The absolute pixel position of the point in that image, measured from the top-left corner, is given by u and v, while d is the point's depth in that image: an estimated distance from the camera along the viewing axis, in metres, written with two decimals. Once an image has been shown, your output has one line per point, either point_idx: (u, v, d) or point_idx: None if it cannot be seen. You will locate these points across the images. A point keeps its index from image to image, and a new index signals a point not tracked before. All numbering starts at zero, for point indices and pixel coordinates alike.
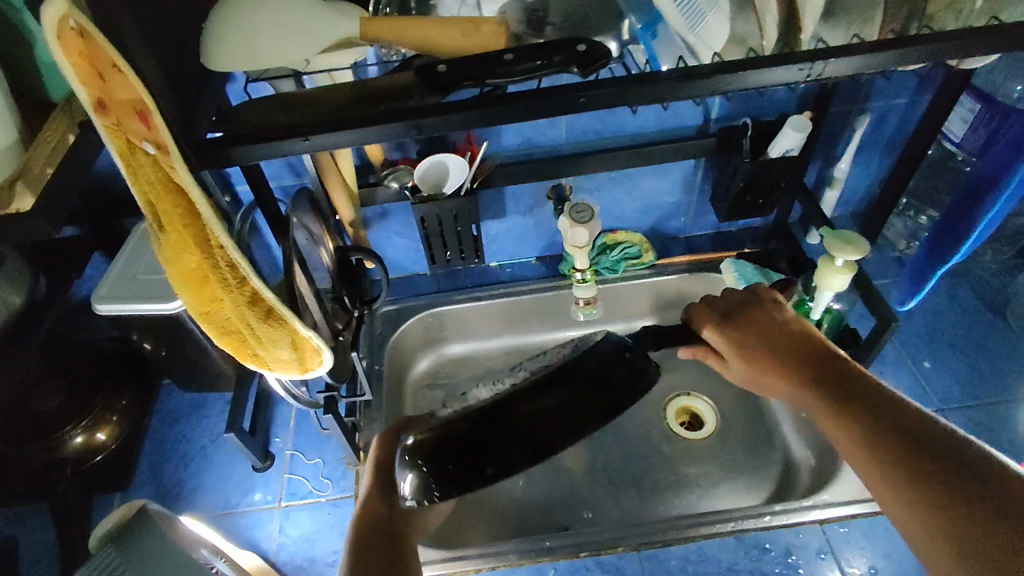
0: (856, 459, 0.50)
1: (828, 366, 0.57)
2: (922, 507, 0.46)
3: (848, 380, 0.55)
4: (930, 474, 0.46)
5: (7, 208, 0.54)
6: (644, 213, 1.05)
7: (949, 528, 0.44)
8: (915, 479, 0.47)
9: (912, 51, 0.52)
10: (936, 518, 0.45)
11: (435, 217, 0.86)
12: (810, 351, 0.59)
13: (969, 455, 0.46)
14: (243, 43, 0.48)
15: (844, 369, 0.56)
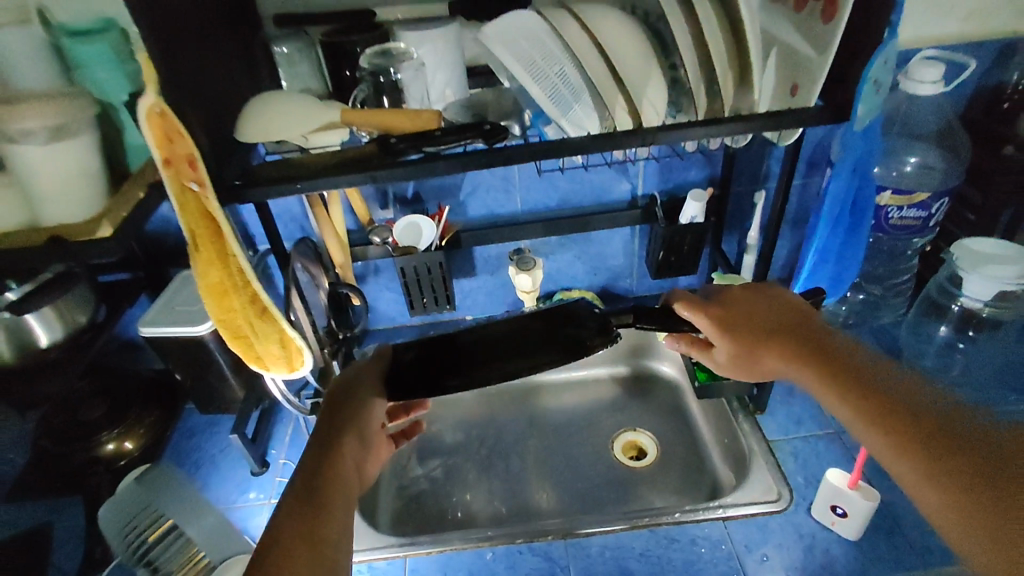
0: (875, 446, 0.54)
1: (831, 358, 0.61)
2: (942, 479, 0.49)
3: (852, 373, 0.59)
4: (945, 455, 0.49)
5: (93, 234, 0.77)
6: (594, 275, 1.25)
7: (961, 503, 0.47)
8: (932, 459, 0.50)
9: (722, 129, 0.73)
10: (956, 493, 0.47)
11: (412, 268, 1.07)
12: (815, 343, 0.63)
13: (984, 431, 0.50)
14: (262, 124, 0.73)
15: (844, 357, 0.60)
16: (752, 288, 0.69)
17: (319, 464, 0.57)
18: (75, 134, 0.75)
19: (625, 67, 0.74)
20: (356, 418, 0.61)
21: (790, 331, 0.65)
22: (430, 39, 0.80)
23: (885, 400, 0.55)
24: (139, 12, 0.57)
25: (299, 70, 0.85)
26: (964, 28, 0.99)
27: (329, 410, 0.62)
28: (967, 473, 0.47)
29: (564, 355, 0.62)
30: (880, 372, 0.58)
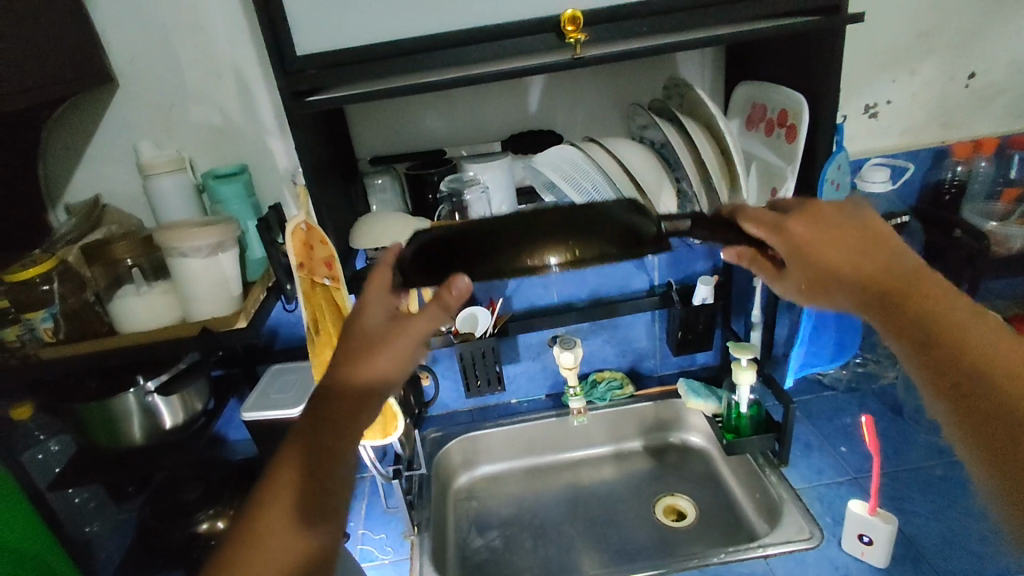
0: (931, 394, 0.57)
1: (909, 301, 0.59)
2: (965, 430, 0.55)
3: (933, 318, 0.58)
4: (996, 417, 0.53)
5: (232, 325, 0.97)
6: (622, 356, 1.42)
7: (1003, 467, 0.52)
8: (975, 423, 0.54)
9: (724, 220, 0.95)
10: (994, 454, 0.53)
11: (469, 354, 1.26)
12: (892, 286, 0.61)
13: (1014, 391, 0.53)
14: (373, 232, 0.94)
15: (920, 301, 0.59)
16: (848, 215, 0.65)
17: (333, 408, 0.60)
18: (227, 249, 0.96)
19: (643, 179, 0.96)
20: (386, 362, 0.61)
21: (875, 265, 0.62)
22: (490, 169, 1.04)
23: (953, 348, 0.56)
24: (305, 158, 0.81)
25: (387, 195, 1.10)
26: (901, 142, 1.26)
27: (348, 346, 0.63)
28: (1007, 437, 0.52)
29: (617, 246, 0.64)
30: (957, 317, 0.57)
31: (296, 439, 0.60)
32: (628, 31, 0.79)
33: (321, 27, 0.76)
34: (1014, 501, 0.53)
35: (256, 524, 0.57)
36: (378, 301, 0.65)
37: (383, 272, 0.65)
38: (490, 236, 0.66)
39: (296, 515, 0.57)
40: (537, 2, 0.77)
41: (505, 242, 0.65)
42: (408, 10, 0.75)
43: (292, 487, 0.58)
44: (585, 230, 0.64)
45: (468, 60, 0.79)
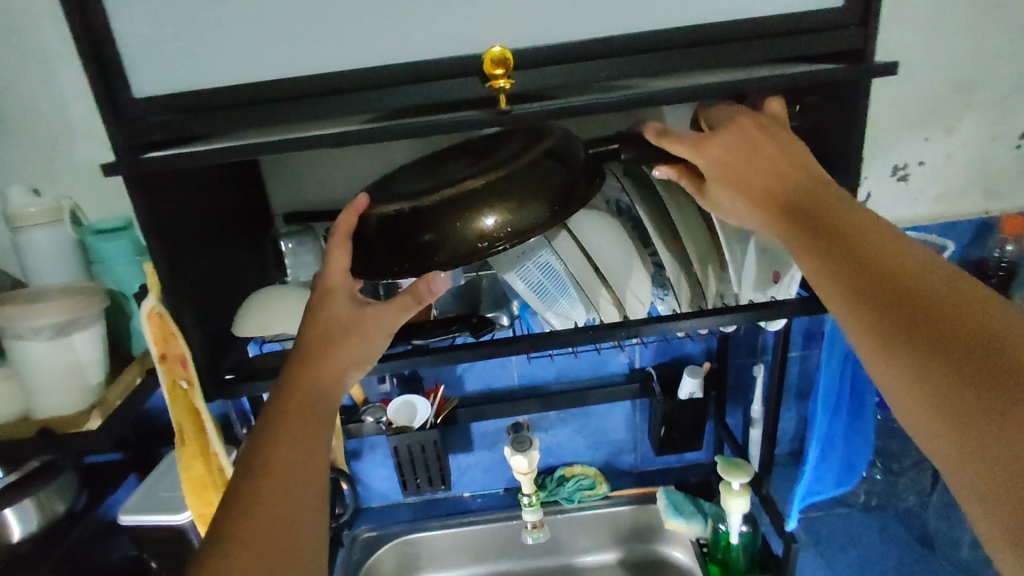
0: (847, 316, 0.52)
1: (832, 227, 0.56)
2: (890, 341, 0.48)
3: (858, 250, 0.53)
4: (910, 319, 0.47)
5: (83, 425, 0.76)
6: (596, 449, 1.21)
7: (912, 372, 0.45)
8: (891, 323, 0.48)
9: (713, 316, 0.73)
10: (895, 355, 0.47)
11: (407, 447, 1.06)
12: (813, 209, 0.58)
13: (943, 296, 0.47)
14: (261, 318, 0.76)
15: (831, 224, 0.56)
16: (761, 128, 0.65)
17: (309, 394, 0.60)
18: (82, 328, 0.77)
19: (608, 261, 0.77)
20: (348, 347, 0.64)
21: (800, 198, 0.60)
22: None
23: (870, 266, 0.52)
24: (148, 227, 0.62)
25: (306, 258, 0.89)
26: (935, 211, 1.04)
27: (314, 331, 0.64)
28: (920, 336, 0.46)
29: (549, 198, 0.68)
30: (875, 237, 0.54)
31: (268, 424, 0.58)
32: (578, 77, 0.59)
33: (169, 64, 0.57)
34: (922, 413, 0.45)
35: (247, 503, 0.52)
36: (342, 287, 0.67)
37: (341, 248, 0.68)
38: (432, 217, 0.67)
39: (284, 493, 0.53)
40: (459, 38, 0.58)
41: (445, 224, 0.66)
42: (287, 43, 0.57)
43: (276, 464, 0.55)
44: (525, 194, 0.68)
45: (363, 109, 0.59)
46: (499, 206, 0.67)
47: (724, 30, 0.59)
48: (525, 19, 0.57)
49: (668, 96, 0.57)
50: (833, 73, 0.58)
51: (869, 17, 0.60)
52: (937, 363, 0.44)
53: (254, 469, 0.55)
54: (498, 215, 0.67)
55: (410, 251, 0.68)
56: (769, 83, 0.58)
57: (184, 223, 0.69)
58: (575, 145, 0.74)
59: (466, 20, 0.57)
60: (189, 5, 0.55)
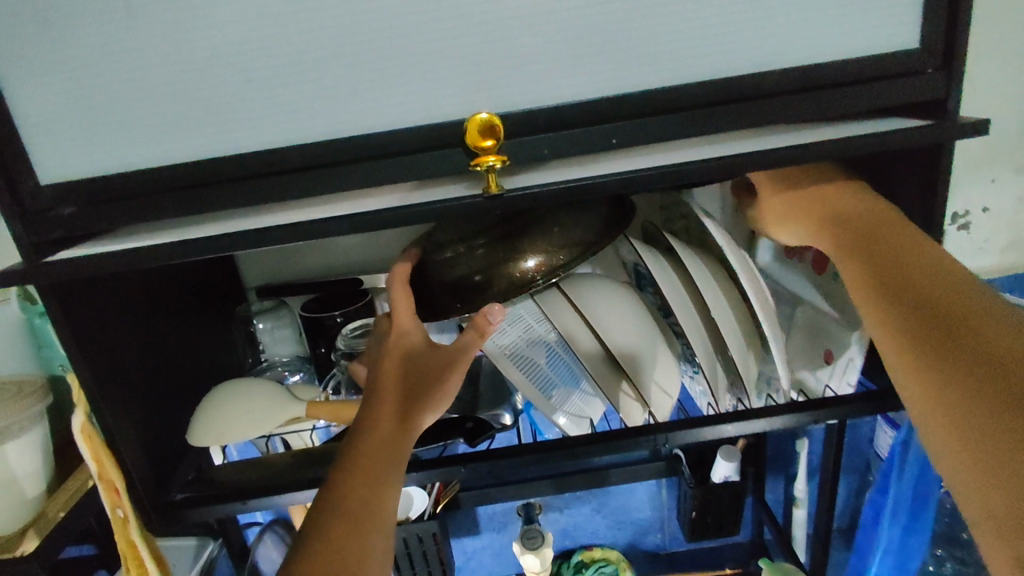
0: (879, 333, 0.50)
1: (878, 245, 0.52)
2: (934, 363, 0.45)
3: (905, 270, 0.50)
4: (946, 347, 0.45)
5: (13, 551, 0.65)
6: (618, 530, 1.07)
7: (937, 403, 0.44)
8: (935, 348, 0.45)
9: (755, 417, 0.61)
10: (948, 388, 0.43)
11: (402, 538, 0.91)
12: (864, 228, 0.54)
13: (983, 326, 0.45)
14: (217, 422, 0.64)
15: (879, 237, 0.52)
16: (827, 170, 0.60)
17: (387, 432, 0.55)
18: (15, 436, 0.65)
19: (632, 350, 0.63)
20: (426, 380, 0.58)
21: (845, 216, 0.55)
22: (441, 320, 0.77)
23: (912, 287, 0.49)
24: (72, 335, 0.52)
25: (282, 334, 0.79)
26: (1003, 262, 0.90)
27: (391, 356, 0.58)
28: (951, 364, 0.44)
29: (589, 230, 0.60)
30: (923, 257, 0.50)
31: (351, 457, 0.54)
32: (587, 144, 0.48)
33: (81, 147, 0.47)
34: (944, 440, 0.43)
35: (327, 542, 0.49)
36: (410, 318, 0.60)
37: (403, 297, 0.60)
38: (476, 262, 0.59)
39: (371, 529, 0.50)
40: (431, 102, 0.47)
41: (484, 261, 0.59)
42: (225, 114, 0.47)
43: (358, 496, 0.51)
44: (569, 231, 0.59)
45: (324, 190, 0.49)
46: (542, 247, 0.59)
47: (763, 83, 0.48)
48: (511, 77, 0.46)
49: (698, 168, 0.46)
50: (909, 132, 0.47)
51: (953, 59, 0.48)
52: (965, 396, 0.42)
53: (335, 498, 0.51)
54: (541, 257, 0.59)
55: (452, 288, 0.59)
56: (828, 146, 0.46)
57: (123, 315, 0.59)
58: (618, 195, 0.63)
59: (438, 80, 0.46)
60: (106, 74, 0.45)
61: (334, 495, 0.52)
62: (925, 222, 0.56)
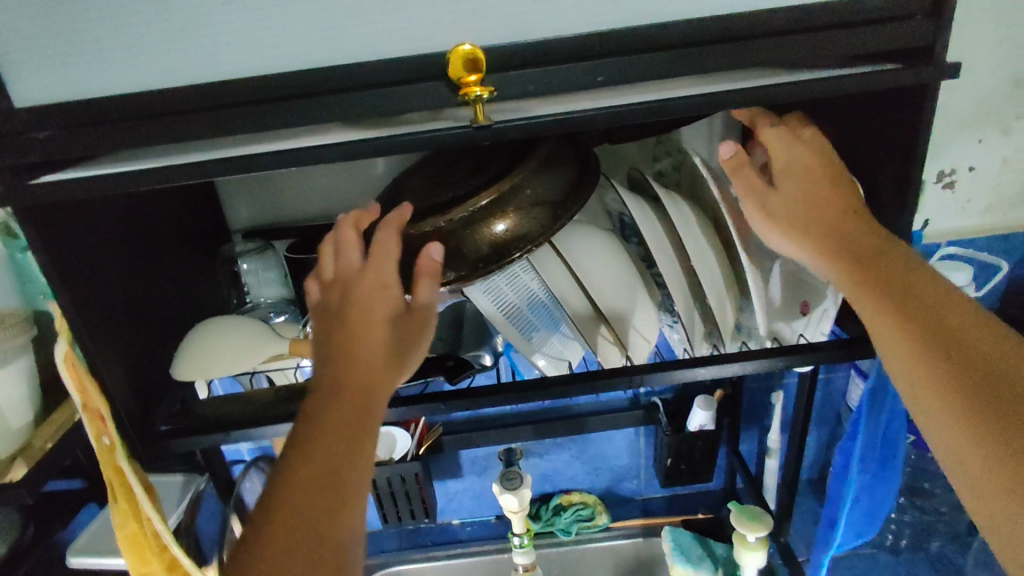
0: (911, 392, 0.49)
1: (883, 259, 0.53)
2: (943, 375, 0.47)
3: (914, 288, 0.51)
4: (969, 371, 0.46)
5: (2, 477, 0.66)
6: (596, 476, 1.10)
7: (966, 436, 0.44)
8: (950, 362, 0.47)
9: (730, 363, 0.63)
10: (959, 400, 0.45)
11: (386, 478, 0.94)
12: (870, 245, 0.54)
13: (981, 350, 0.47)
14: (203, 357, 0.65)
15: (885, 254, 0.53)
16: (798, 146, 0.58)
17: (346, 406, 0.53)
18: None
19: (613, 296, 0.64)
20: (386, 361, 0.56)
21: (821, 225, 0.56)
22: None
23: (928, 318, 0.49)
24: (53, 263, 0.52)
25: (267, 276, 0.79)
26: (988, 223, 0.91)
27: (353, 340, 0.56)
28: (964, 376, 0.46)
29: (559, 198, 0.62)
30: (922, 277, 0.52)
31: (323, 423, 0.52)
32: (570, 82, 0.48)
33: (55, 68, 0.46)
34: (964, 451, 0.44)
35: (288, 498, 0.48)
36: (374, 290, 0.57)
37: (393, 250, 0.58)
38: (445, 227, 0.60)
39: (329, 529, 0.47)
40: (416, 32, 0.46)
41: (457, 234, 0.60)
42: (200, 39, 0.46)
43: (318, 463, 0.50)
44: (538, 192, 0.61)
45: (305, 122, 0.49)
46: (510, 212, 0.60)
47: (751, 23, 0.47)
48: (491, 8, 0.46)
49: (683, 106, 0.47)
50: (887, 77, 0.48)
51: (940, 6, 0.48)
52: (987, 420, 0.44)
53: (295, 460, 0.50)
54: (511, 220, 0.60)
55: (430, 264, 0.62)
56: (812, 87, 0.47)
57: (107, 240, 0.60)
58: (580, 146, 0.66)
59: (423, 9, 0.45)
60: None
61: (288, 489, 0.48)
62: (903, 172, 0.56)
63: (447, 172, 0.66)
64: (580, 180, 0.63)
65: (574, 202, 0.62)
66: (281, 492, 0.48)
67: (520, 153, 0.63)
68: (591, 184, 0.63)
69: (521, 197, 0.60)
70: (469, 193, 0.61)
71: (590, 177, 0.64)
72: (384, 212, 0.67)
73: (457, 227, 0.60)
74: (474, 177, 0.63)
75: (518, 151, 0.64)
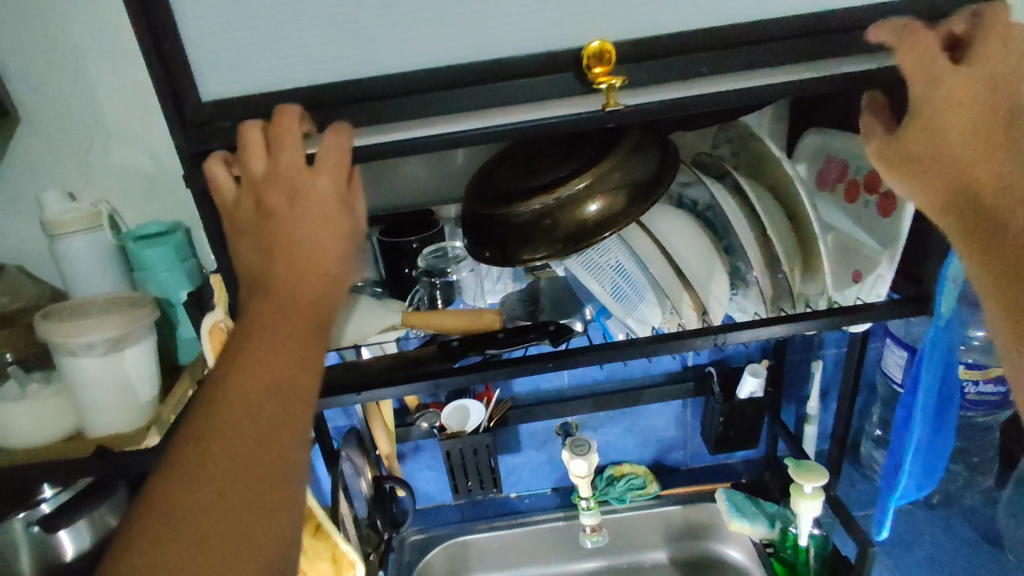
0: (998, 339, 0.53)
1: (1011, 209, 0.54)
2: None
3: None
4: None
5: (138, 442, 0.73)
6: (646, 448, 1.17)
7: None
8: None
9: (803, 322, 0.69)
10: None
11: (459, 450, 1.01)
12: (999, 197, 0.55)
13: None
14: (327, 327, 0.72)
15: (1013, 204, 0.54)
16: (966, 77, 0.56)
17: (247, 391, 0.45)
18: (132, 342, 0.74)
19: (694, 266, 0.72)
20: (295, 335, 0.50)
21: (924, 155, 0.57)
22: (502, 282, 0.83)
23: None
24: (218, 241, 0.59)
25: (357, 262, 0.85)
26: None
27: (279, 284, 0.52)
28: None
29: (643, 182, 0.68)
30: None
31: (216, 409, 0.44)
32: (675, 73, 0.56)
33: (236, 67, 0.54)
34: None
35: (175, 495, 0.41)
36: (295, 227, 0.53)
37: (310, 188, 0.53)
38: (544, 207, 0.68)
39: (266, 531, 0.42)
40: (548, 31, 0.54)
41: (555, 213, 0.67)
42: (363, 40, 0.54)
43: (214, 454, 0.42)
44: (628, 174, 0.68)
45: (449, 110, 0.56)
46: (603, 193, 0.67)
47: (823, 23, 0.57)
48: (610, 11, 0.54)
49: None
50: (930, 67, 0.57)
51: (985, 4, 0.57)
52: None
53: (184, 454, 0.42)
54: (603, 200, 0.67)
55: (528, 239, 0.68)
56: None
57: None
58: (664, 136, 0.73)
59: (557, 12, 0.54)
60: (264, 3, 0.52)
61: (166, 490, 0.41)
62: None
63: (543, 158, 0.74)
64: (663, 165, 0.70)
65: (659, 183, 0.68)
66: (157, 497, 0.41)
67: (609, 142, 0.70)
68: (673, 168, 0.70)
69: (612, 181, 0.67)
70: (567, 177, 0.68)
71: (672, 161, 0.70)
72: (480, 195, 0.74)
73: (552, 210, 0.67)
74: (569, 163, 0.70)
75: (607, 139, 0.71)
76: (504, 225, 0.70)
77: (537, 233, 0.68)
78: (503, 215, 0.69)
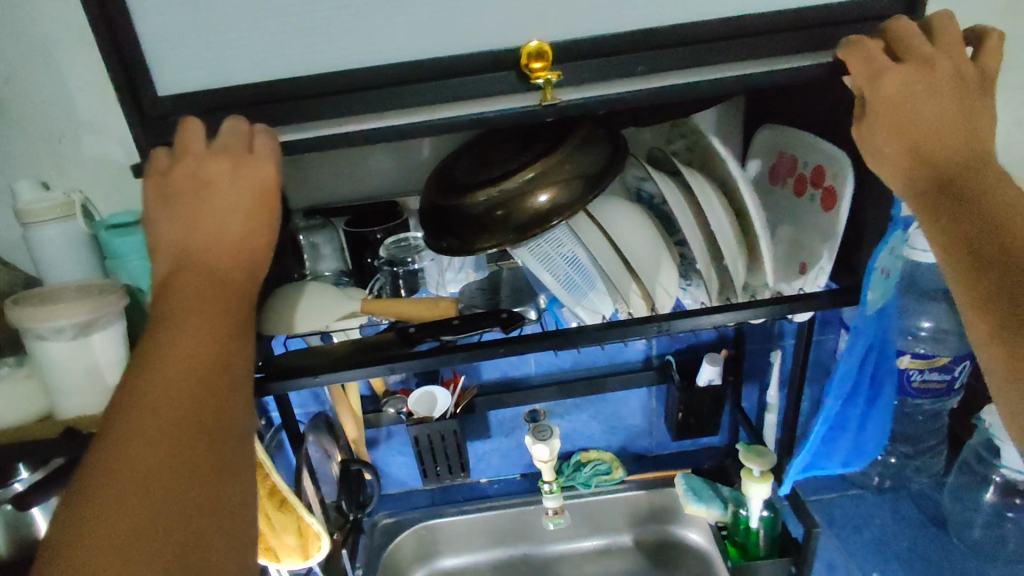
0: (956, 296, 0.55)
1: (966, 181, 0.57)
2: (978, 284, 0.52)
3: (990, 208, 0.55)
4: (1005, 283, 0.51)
5: None
6: (612, 435, 1.21)
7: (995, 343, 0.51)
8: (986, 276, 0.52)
9: (743, 310, 0.73)
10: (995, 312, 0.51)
11: (427, 436, 1.04)
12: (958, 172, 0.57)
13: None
14: (288, 314, 0.75)
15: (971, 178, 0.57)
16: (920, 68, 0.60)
17: (188, 365, 0.50)
18: (101, 328, 0.76)
19: (642, 256, 0.75)
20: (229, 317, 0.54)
21: (885, 133, 0.61)
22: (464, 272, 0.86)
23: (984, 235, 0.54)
24: None
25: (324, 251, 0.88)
26: None
27: (202, 266, 0.56)
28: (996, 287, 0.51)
29: (590, 174, 0.71)
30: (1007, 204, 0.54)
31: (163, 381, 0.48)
32: (613, 71, 0.59)
33: (192, 64, 0.57)
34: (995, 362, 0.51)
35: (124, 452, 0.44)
36: (224, 213, 0.58)
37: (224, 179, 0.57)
38: (498, 197, 0.70)
39: (207, 492, 0.45)
40: (490, 31, 0.57)
41: (507, 203, 0.70)
42: (314, 38, 0.56)
43: (158, 416, 0.46)
44: (576, 166, 0.70)
45: (397, 106, 0.59)
46: (553, 184, 0.70)
47: (754, 25, 0.60)
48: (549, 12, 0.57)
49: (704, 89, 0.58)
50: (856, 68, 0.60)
51: None
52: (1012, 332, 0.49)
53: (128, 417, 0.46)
54: (552, 191, 0.70)
55: (483, 227, 0.71)
56: None
57: None
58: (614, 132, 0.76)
59: (498, 13, 0.57)
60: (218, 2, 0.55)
61: (111, 450, 0.44)
62: None
63: (498, 150, 0.76)
64: (611, 159, 0.73)
65: (607, 176, 0.71)
66: (104, 459, 0.44)
67: (559, 136, 0.73)
68: (620, 161, 0.73)
69: (561, 173, 0.70)
70: (519, 168, 0.71)
71: (621, 156, 0.73)
72: (438, 186, 0.77)
73: (503, 200, 0.70)
74: (522, 155, 0.73)
75: (558, 133, 0.74)
76: (460, 214, 0.72)
77: (490, 221, 0.71)
78: (459, 205, 0.72)
